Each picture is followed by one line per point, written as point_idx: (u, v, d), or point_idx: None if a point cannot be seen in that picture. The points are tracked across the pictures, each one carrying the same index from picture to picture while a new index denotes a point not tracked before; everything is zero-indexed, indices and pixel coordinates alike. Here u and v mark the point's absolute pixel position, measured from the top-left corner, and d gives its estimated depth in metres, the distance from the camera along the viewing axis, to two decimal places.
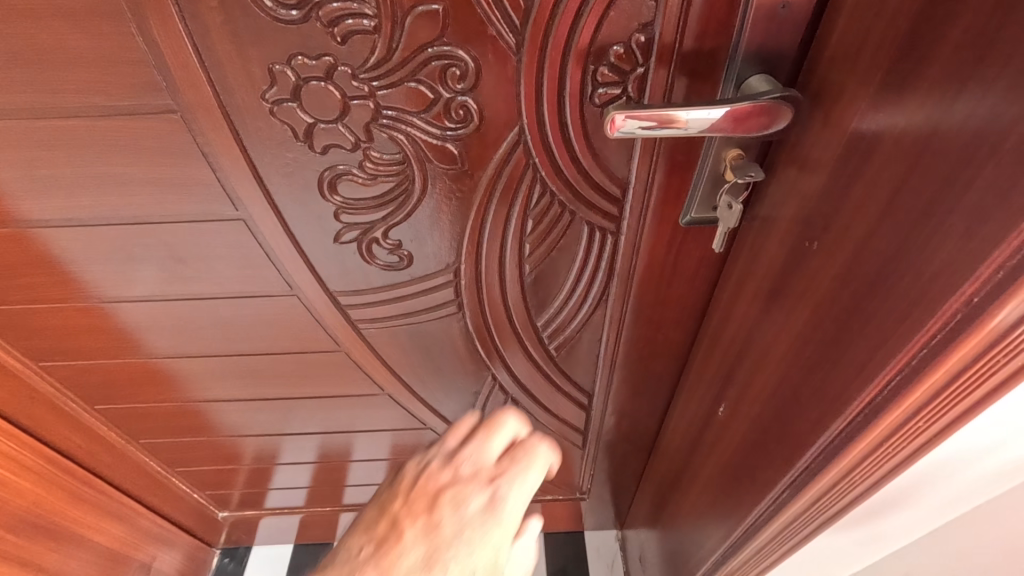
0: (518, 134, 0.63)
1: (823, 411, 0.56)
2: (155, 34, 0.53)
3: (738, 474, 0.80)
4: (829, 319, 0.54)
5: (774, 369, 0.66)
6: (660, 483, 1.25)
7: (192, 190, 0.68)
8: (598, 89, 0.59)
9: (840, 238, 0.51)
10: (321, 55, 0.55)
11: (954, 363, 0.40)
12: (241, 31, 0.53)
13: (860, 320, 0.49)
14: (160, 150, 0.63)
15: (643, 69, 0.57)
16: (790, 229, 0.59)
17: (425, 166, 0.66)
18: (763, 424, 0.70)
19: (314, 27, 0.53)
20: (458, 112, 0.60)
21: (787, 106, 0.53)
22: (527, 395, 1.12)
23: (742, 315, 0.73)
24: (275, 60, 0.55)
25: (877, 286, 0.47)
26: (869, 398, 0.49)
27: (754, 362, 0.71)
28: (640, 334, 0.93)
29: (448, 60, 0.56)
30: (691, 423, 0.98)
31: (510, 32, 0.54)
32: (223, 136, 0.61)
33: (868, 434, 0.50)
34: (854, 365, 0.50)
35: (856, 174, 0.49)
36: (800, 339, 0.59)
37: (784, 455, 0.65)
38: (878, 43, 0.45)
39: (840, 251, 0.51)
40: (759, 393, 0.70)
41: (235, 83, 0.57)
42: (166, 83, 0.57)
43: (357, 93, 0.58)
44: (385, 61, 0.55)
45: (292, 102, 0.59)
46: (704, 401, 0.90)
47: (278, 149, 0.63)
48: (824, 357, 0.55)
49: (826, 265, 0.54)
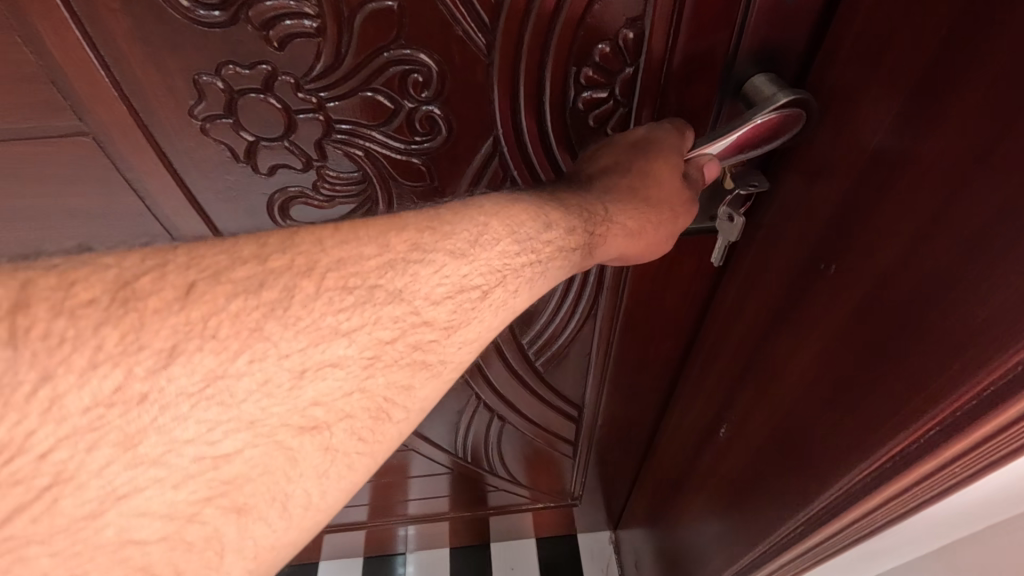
0: (493, 145, 0.55)
1: (841, 453, 0.50)
2: (48, 43, 0.44)
3: (738, 500, 0.75)
4: (848, 350, 0.48)
5: (781, 397, 0.60)
6: (653, 492, 1.21)
7: (117, 221, 0.58)
8: (582, 94, 0.51)
9: (863, 262, 0.45)
10: (257, 62, 0.46)
11: (1010, 416, 0.34)
12: (156, 36, 0.44)
13: (888, 356, 0.43)
14: (71, 179, 0.54)
15: (632, 70, 0.50)
16: (800, 247, 0.53)
17: (389, 184, 0.57)
18: (768, 453, 0.64)
19: (247, 30, 0.44)
20: (423, 124, 0.53)
21: (788, 108, 0.46)
22: (513, 409, 1.06)
23: (742, 334, 0.68)
24: (202, 70, 0.47)
25: (912, 319, 0.41)
26: (899, 447, 0.43)
27: (757, 386, 0.65)
28: (631, 348, 0.87)
29: (409, 65, 0.48)
30: (688, 440, 0.93)
31: (478, 32, 0.47)
32: (148, 158, 0.52)
33: (896, 484, 0.44)
34: (881, 406, 0.44)
35: (883, 191, 0.43)
36: (814, 369, 0.53)
37: (791, 491, 0.59)
38: (905, 45, 0.39)
39: (863, 276, 0.46)
40: (764, 420, 0.64)
41: (154, 97, 0.48)
42: (69, 100, 0.47)
43: (303, 105, 0.50)
44: (333, 68, 0.47)
45: (227, 118, 0.50)
46: (701, 418, 0.85)
47: (216, 171, 0.55)
48: (843, 392, 0.49)
49: (846, 290, 0.48)
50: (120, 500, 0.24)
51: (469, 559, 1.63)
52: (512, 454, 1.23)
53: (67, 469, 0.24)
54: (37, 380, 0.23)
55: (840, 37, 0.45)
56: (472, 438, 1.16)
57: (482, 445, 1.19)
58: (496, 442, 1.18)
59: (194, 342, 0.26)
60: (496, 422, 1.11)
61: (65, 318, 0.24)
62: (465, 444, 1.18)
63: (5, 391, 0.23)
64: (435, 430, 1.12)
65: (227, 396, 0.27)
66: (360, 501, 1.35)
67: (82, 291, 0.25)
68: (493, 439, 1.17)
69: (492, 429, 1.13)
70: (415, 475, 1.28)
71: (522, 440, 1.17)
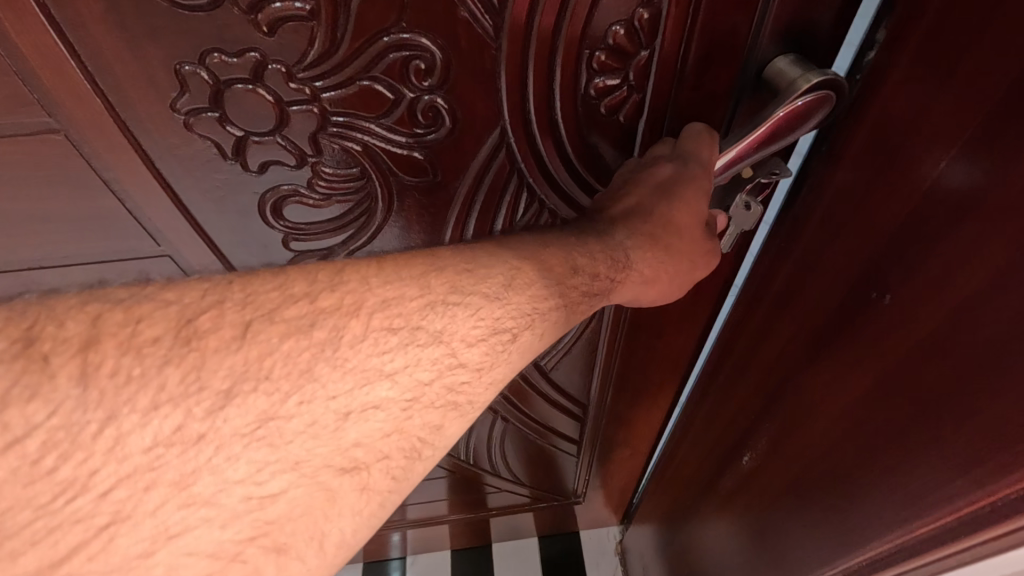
0: (499, 136, 0.52)
1: (891, 505, 0.46)
2: (11, 33, 0.39)
3: (762, 534, 0.71)
4: (899, 389, 0.45)
5: (819, 433, 0.56)
6: (665, 509, 1.17)
7: (95, 227, 0.54)
8: (594, 79, 0.48)
9: (925, 298, 0.42)
10: (244, 49, 0.42)
11: None
12: (132, 23, 0.40)
13: (951, 402, 0.40)
14: (42, 183, 0.49)
15: (647, 52, 0.47)
16: (849, 269, 0.50)
17: (388, 180, 0.54)
18: (799, 490, 0.61)
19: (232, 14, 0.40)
20: (426, 114, 0.49)
21: (816, 89, 0.44)
22: (515, 407, 1.03)
23: (773, 357, 0.64)
24: (183, 59, 0.43)
25: (987, 368, 0.37)
26: (965, 509, 0.39)
27: (791, 416, 0.61)
28: (639, 342, 0.84)
29: (410, 51, 0.44)
30: (703, 468, 0.89)
31: (486, 14, 0.43)
32: (127, 158, 0.48)
33: (959, 547, 0.40)
34: (943, 460, 0.41)
35: (954, 221, 0.39)
36: (861, 407, 0.49)
37: (824, 534, 0.56)
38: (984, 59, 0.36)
39: (925, 313, 0.42)
40: (797, 454, 0.61)
41: (133, 91, 0.44)
42: (37, 96, 0.43)
43: (296, 96, 0.46)
44: (328, 54, 0.43)
45: (212, 111, 0.46)
46: (718, 446, 0.82)
47: (202, 170, 0.51)
48: (894, 432, 0.46)
49: (901, 328, 0.44)
50: (170, 539, 0.27)
51: (470, 561, 1.60)
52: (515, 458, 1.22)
53: (124, 509, 0.26)
54: (103, 421, 0.26)
55: (900, 47, 0.42)
56: (475, 443, 1.13)
57: (485, 449, 1.17)
58: (497, 442, 1.15)
59: (250, 382, 0.29)
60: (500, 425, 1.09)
61: (132, 355, 0.28)
62: (468, 449, 1.15)
63: (71, 434, 0.26)
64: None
65: (276, 437, 0.30)
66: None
67: (147, 329, 0.28)
68: (494, 439, 1.14)
69: (495, 433, 1.12)
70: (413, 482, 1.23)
71: (525, 443, 1.16)
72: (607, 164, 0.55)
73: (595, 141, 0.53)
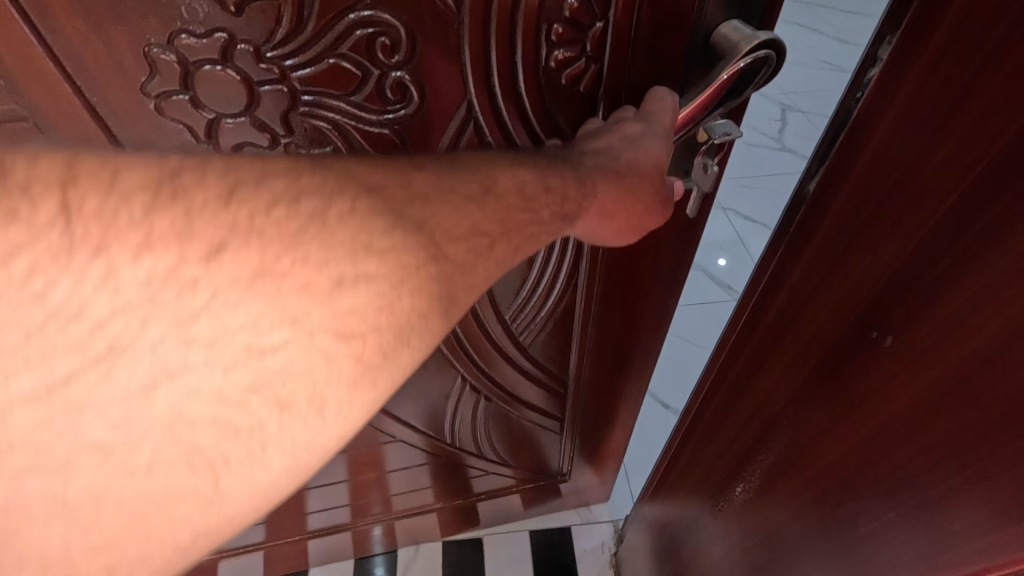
0: (466, 112, 0.54)
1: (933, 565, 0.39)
2: None
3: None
4: (930, 423, 0.38)
5: (829, 473, 0.49)
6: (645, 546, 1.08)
7: None
8: (554, 51, 0.51)
9: (961, 321, 0.35)
10: (212, 30, 0.43)
11: None
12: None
13: (991, 442, 0.34)
14: None
15: (601, 22, 0.50)
16: (859, 286, 0.44)
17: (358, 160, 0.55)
18: (813, 536, 0.53)
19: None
20: (395, 91, 0.51)
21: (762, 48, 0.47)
22: (495, 387, 1.03)
23: (768, 387, 0.57)
24: (152, 41, 0.43)
25: None
26: None
27: (792, 453, 0.54)
28: (610, 312, 0.88)
29: (375, 28, 0.46)
30: (682, 511, 0.84)
31: None
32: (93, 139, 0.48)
33: None
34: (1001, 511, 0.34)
35: (994, 228, 0.33)
36: (884, 450, 0.43)
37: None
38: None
39: (963, 342, 0.35)
40: (802, 495, 0.53)
41: (97, 68, 0.44)
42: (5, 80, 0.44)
43: (265, 76, 0.47)
44: (295, 35, 0.45)
45: (183, 93, 0.47)
46: (705, 479, 0.75)
47: None
48: (904, 493, 0.41)
49: (911, 379, 0.40)
50: (168, 374, 0.29)
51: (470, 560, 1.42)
52: (488, 440, 1.17)
53: (121, 341, 0.28)
54: (93, 251, 0.27)
55: (910, 54, 0.38)
56: (445, 428, 1.09)
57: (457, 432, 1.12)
58: (479, 427, 1.13)
59: (237, 238, 0.30)
60: (471, 404, 1.06)
61: (115, 197, 0.28)
62: (440, 432, 1.11)
63: (57, 257, 0.26)
64: (412, 424, 1.05)
65: (270, 291, 0.31)
66: (337, 502, 1.18)
67: (125, 179, 0.28)
68: (477, 424, 1.12)
69: (466, 412, 1.08)
70: (388, 470, 1.15)
71: (500, 420, 1.13)
72: (559, 127, 0.56)
73: (546, 110, 0.55)
